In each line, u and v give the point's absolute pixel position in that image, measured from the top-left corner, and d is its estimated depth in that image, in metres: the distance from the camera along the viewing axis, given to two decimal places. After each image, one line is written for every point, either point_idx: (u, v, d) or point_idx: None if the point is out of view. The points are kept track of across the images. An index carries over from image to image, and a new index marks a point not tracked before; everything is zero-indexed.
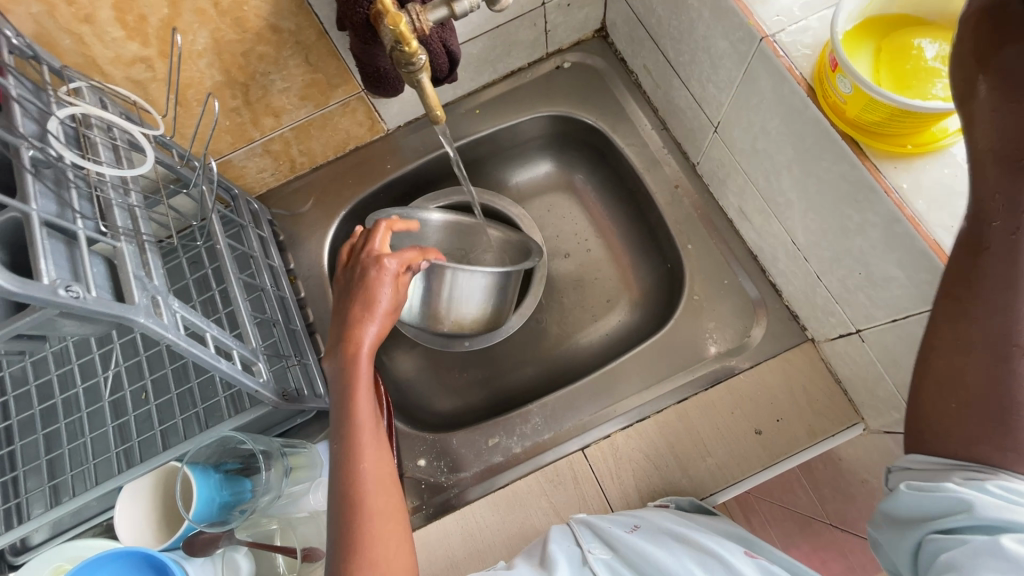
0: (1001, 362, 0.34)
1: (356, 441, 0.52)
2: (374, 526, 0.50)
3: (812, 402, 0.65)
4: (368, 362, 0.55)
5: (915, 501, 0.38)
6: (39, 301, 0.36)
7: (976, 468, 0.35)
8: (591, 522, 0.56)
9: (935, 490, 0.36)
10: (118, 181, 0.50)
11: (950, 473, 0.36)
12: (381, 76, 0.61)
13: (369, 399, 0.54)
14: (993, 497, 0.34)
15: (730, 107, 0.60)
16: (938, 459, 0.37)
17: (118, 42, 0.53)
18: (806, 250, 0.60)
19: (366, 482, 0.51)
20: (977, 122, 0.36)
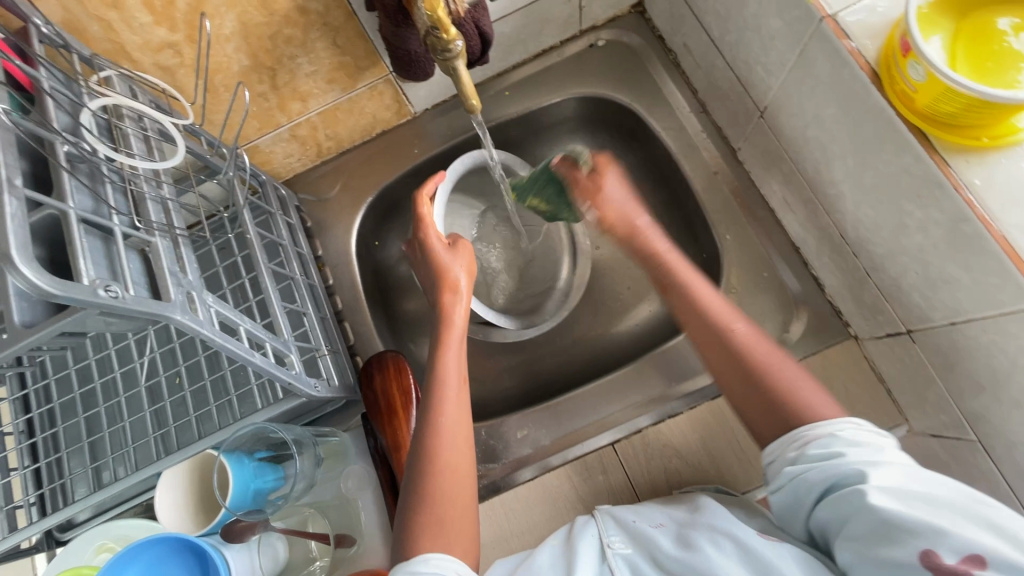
0: (729, 349, 0.53)
1: (440, 395, 0.55)
2: (444, 480, 0.51)
3: (854, 401, 0.63)
4: (457, 328, 0.59)
5: (790, 489, 0.46)
6: (80, 302, 0.36)
7: (799, 437, 0.47)
8: (613, 510, 0.56)
9: (798, 470, 0.45)
10: (150, 174, 0.49)
11: (780, 438, 0.48)
12: (411, 60, 0.59)
13: (457, 356, 0.58)
14: (819, 454, 0.45)
15: (781, 91, 0.56)
16: (781, 439, 0.48)
17: (147, 28, 0.52)
18: (855, 245, 0.56)
19: (443, 435, 0.53)
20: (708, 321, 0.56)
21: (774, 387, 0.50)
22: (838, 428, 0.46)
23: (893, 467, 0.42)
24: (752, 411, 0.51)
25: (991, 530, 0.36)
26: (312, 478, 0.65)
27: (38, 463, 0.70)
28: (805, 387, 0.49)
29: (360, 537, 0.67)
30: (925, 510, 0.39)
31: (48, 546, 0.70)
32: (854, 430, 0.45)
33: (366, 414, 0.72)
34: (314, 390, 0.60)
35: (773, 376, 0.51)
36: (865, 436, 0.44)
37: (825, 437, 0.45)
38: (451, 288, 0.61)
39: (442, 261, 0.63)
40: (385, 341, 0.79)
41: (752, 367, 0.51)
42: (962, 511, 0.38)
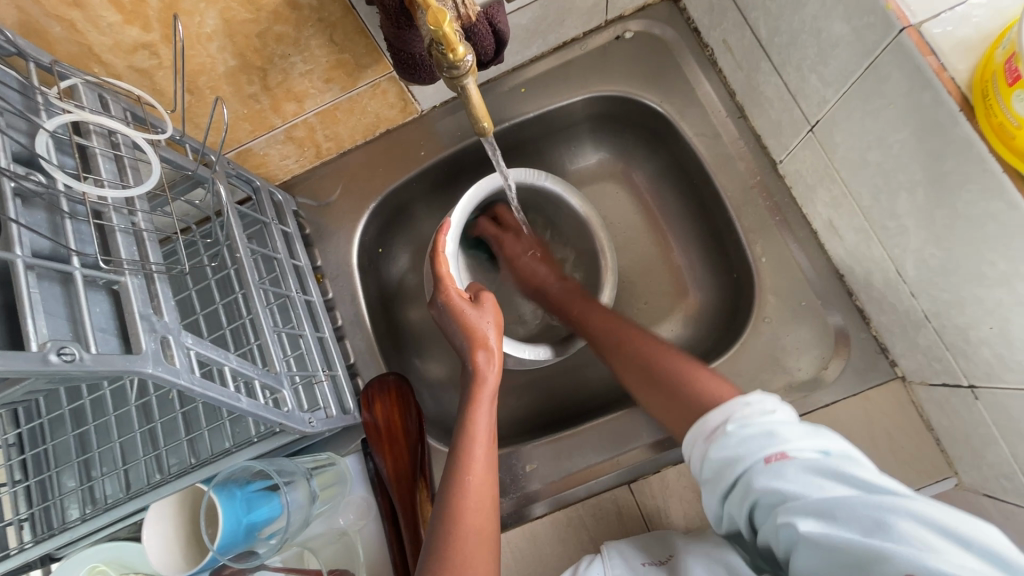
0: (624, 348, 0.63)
1: (468, 453, 0.53)
2: (469, 543, 0.48)
3: (897, 450, 0.57)
4: (491, 383, 0.57)
5: (728, 511, 0.49)
6: (26, 372, 0.31)
7: (709, 434, 0.50)
8: (618, 547, 0.55)
9: (725, 489, 0.48)
10: (122, 201, 0.44)
11: (690, 434, 0.52)
12: (416, 63, 0.52)
13: (488, 413, 0.56)
14: (739, 463, 0.47)
15: (840, 105, 0.49)
16: (691, 440, 0.52)
17: (115, 27, 0.46)
18: (913, 285, 0.50)
19: (470, 495, 0.51)
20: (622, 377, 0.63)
21: (682, 389, 0.56)
22: (729, 418, 0.50)
23: (792, 460, 0.44)
24: (668, 413, 0.57)
25: (910, 523, 0.38)
26: (306, 515, 0.62)
27: (29, 480, 0.67)
28: (701, 376, 0.56)
29: (356, 568, 0.63)
30: (846, 519, 0.40)
31: (42, 563, 0.68)
32: (747, 423, 0.48)
33: (365, 438, 0.68)
34: (308, 426, 0.56)
35: (678, 376, 0.57)
36: (760, 425, 0.48)
37: (727, 441, 0.48)
38: (480, 343, 0.58)
39: (466, 315, 0.59)
40: (388, 358, 0.75)
41: (653, 371, 0.59)
42: (872, 508, 0.39)
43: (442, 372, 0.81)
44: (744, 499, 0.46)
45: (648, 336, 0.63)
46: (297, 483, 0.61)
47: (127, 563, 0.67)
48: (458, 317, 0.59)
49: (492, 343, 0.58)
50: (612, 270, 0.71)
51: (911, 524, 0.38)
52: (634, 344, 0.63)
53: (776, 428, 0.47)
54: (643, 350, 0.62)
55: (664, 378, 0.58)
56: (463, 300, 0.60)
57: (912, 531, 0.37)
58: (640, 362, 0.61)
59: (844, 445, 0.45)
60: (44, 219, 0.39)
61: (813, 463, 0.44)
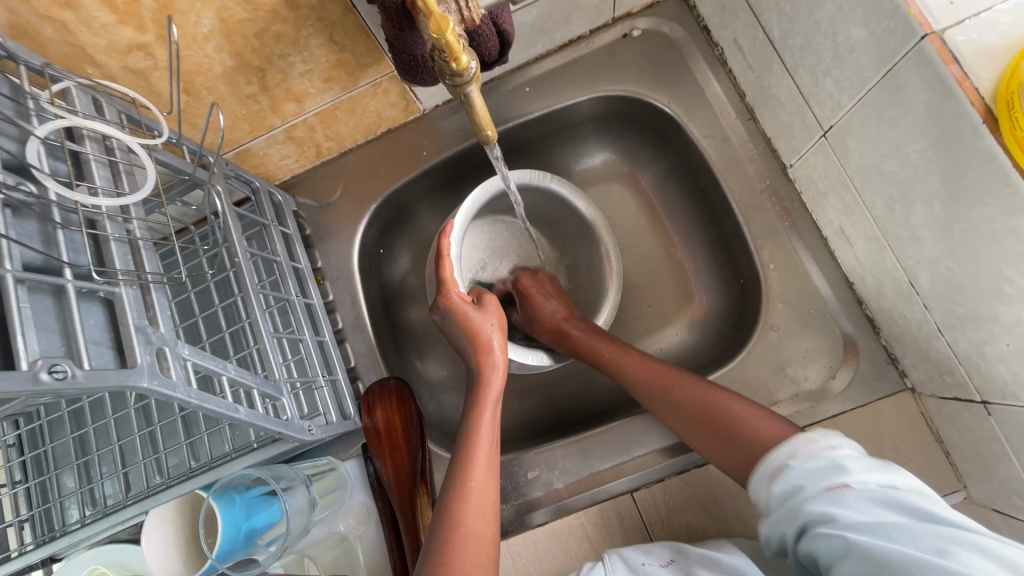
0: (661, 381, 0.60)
1: (470, 458, 0.52)
2: (468, 551, 0.47)
3: (905, 462, 0.56)
4: (495, 388, 0.56)
5: (779, 534, 0.48)
6: (18, 392, 0.30)
7: (771, 467, 0.49)
8: (620, 551, 0.55)
9: (779, 515, 0.47)
10: (117, 208, 0.43)
11: (755, 474, 0.51)
12: (418, 65, 0.51)
13: (492, 419, 0.55)
14: (799, 493, 0.46)
15: (856, 111, 0.47)
16: (753, 476, 0.51)
17: (109, 28, 0.44)
18: (927, 297, 0.49)
19: (471, 501, 0.50)
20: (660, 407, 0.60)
21: (741, 435, 0.53)
22: (791, 453, 0.49)
23: (855, 489, 0.44)
24: (728, 462, 0.54)
25: (973, 554, 0.38)
26: (306, 521, 0.61)
27: (28, 482, 0.67)
28: (753, 416, 0.53)
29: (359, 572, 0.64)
30: (907, 546, 0.39)
31: (43, 564, 0.68)
32: (810, 455, 0.47)
33: (366, 442, 0.68)
34: (308, 434, 0.55)
35: (734, 424, 0.54)
36: (824, 456, 0.47)
37: (788, 473, 0.48)
38: (483, 347, 0.57)
39: (469, 317, 0.58)
40: (389, 362, 0.74)
41: (708, 421, 0.55)
42: (938, 538, 0.39)
43: (443, 374, 0.80)
44: (796, 524, 0.46)
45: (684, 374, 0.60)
46: (296, 488, 0.60)
47: (127, 564, 0.66)
48: (462, 321, 0.58)
49: (494, 346, 0.57)
50: (617, 273, 0.70)
51: (977, 555, 0.37)
52: (678, 388, 0.58)
53: (838, 459, 0.46)
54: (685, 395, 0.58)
55: (718, 426, 0.54)
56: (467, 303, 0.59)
57: (977, 561, 0.37)
58: (690, 411, 0.57)
59: (911, 480, 0.44)
60: (36, 230, 0.38)
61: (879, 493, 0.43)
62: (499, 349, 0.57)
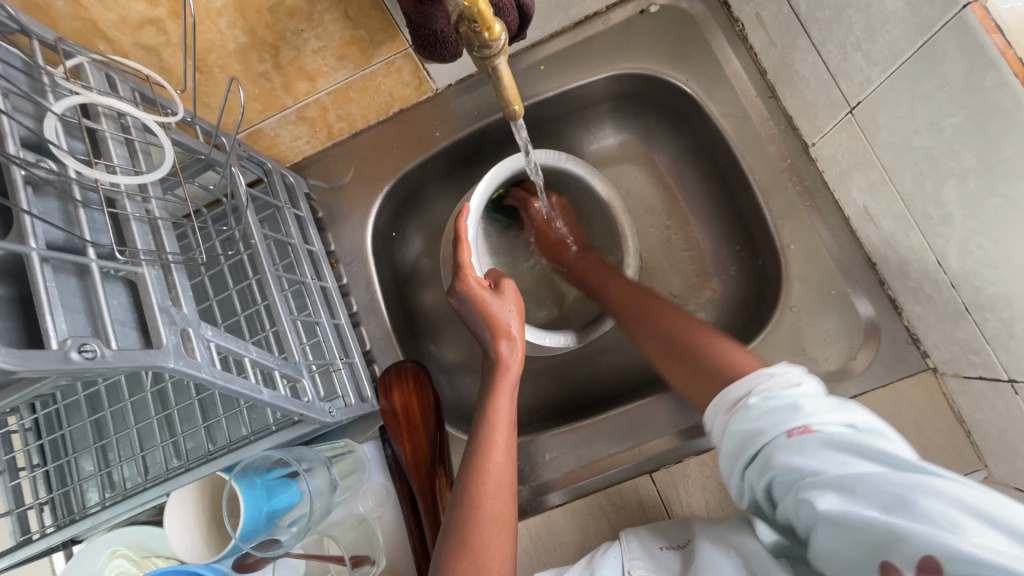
0: (659, 309, 0.62)
1: (488, 440, 0.51)
2: (487, 532, 0.48)
3: (926, 442, 0.56)
4: (512, 373, 0.55)
5: (747, 478, 0.48)
6: (48, 371, 0.30)
7: (737, 400, 0.48)
8: (637, 532, 0.55)
9: (745, 459, 0.47)
10: (135, 188, 0.42)
11: (713, 405, 0.51)
12: (438, 40, 0.49)
13: (510, 402, 0.54)
14: (761, 432, 0.45)
15: (886, 87, 0.46)
16: (713, 408, 0.50)
17: (121, 1, 0.43)
18: (954, 276, 0.48)
19: (488, 483, 0.50)
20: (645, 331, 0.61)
21: (701, 354, 0.55)
22: (752, 391, 0.48)
23: (815, 435, 0.43)
24: (685, 376, 0.56)
25: (932, 501, 0.37)
26: (328, 502, 0.61)
27: (47, 465, 0.67)
28: (718, 341, 0.55)
29: (378, 556, 0.64)
30: (866, 494, 0.39)
31: (64, 547, 0.68)
32: (769, 394, 0.46)
33: (383, 424, 0.68)
34: (328, 416, 0.55)
35: (699, 344, 0.56)
36: (784, 397, 0.46)
37: (749, 413, 0.47)
38: (499, 334, 0.56)
39: (484, 304, 0.57)
40: (403, 345, 0.74)
41: (674, 342, 0.58)
42: (896, 484, 0.39)
43: (457, 358, 0.80)
44: (762, 471, 0.46)
45: (667, 305, 0.62)
46: (316, 470, 0.60)
47: (149, 547, 0.67)
48: (478, 304, 0.58)
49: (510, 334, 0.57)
50: (633, 261, 0.69)
51: (938, 501, 0.37)
52: (663, 316, 0.60)
53: (798, 400, 0.45)
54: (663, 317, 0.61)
55: (682, 346, 0.57)
56: (480, 288, 0.58)
57: (937, 510, 0.37)
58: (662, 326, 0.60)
59: (865, 413, 0.44)
60: (56, 209, 0.37)
61: (838, 436, 0.42)
62: (513, 335, 0.57)
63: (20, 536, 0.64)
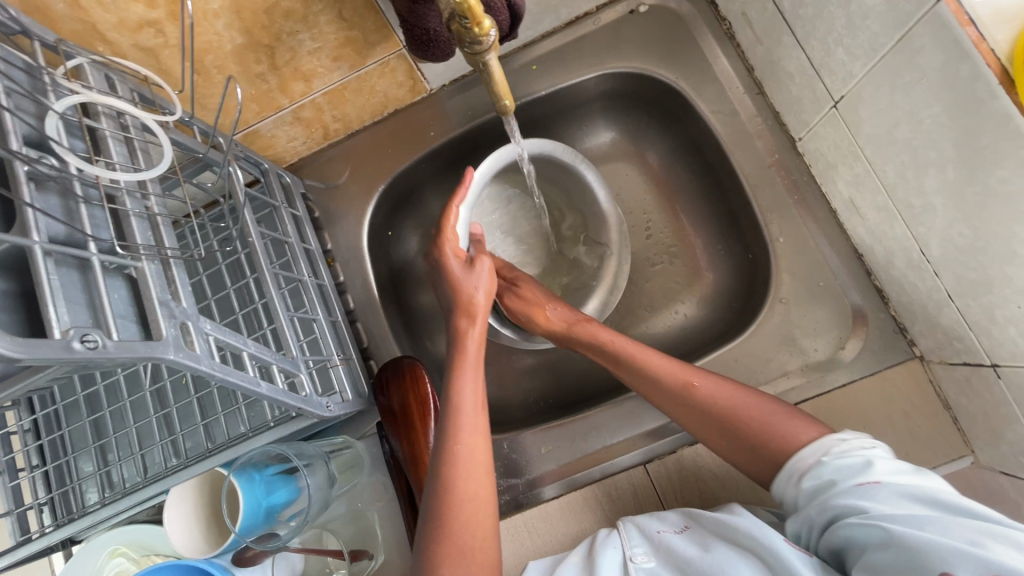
0: (695, 386, 0.56)
1: (455, 420, 0.52)
2: (462, 509, 0.48)
3: (914, 429, 0.57)
4: (472, 351, 0.58)
5: (806, 525, 0.48)
6: (52, 360, 0.31)
7: (810, 465, 0.48)
8: (636, 519, 0.56)
9: (810, 507, 0.47)
10: (134, 185, 0.43)
11: (781, 473, 0.50)
12: (431, 39, 0.51)
13: (475, 381, 0.55)
14: (831, 482, 0.46)
15: (867, 81, 0.47)
16: (782, 470, 0.50)
17: (120, 4, 0.44)
18: (937, 264, 0.49)
19: (458, 463, 0.50)
20: (688, 412, 0.56)
21: (767, 437, 0.51)
22: (823, 451, 0.48)
23: (884, 485, 0.44)
24: (748, 461, 0.53)
25: (997, 542, 0.39)
26: (327, 496, 0.62)
27: (46, 465, 0.67)
28: (765, 409, 0.53)
29: (377, 550, 0.65)
30: (931, 534, 0.41)
31: (63, 547, 0.68)
32: (841, 450, 0.47)
33: (380, 420, 0.68)
34: (326, 410, 0.56)
35: (751, 420, 0.52)
36: (856, 453, 0.47)
37: (819, 470, 0.48)
38: (468, 318, 0.60)
39: (457, 282, 0.62)
40: (400, 342, 0.75)
41: (722, 422, 0.54)
42: (962, 528, 0.40)
43: None
44: (825, 517, 0.46)
45: (704, 375, 0.57)
46: (315, 466, 0.61)
47: (149, 545, 0.67)
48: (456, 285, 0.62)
49: (480, 317, 0.61)
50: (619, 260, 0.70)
51: (1006, 545, 0.38)
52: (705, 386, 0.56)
53: (871, 458, 0.46)
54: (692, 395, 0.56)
55: (732, 424, 0.53)
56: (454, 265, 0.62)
57: (1003, 552, 0.38)
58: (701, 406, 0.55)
59: (941, 479, 0.45)
60: (58, 205, 0.38)
61: (909, 487, 0.44)
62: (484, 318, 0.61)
63: (19, 536, 0.64)
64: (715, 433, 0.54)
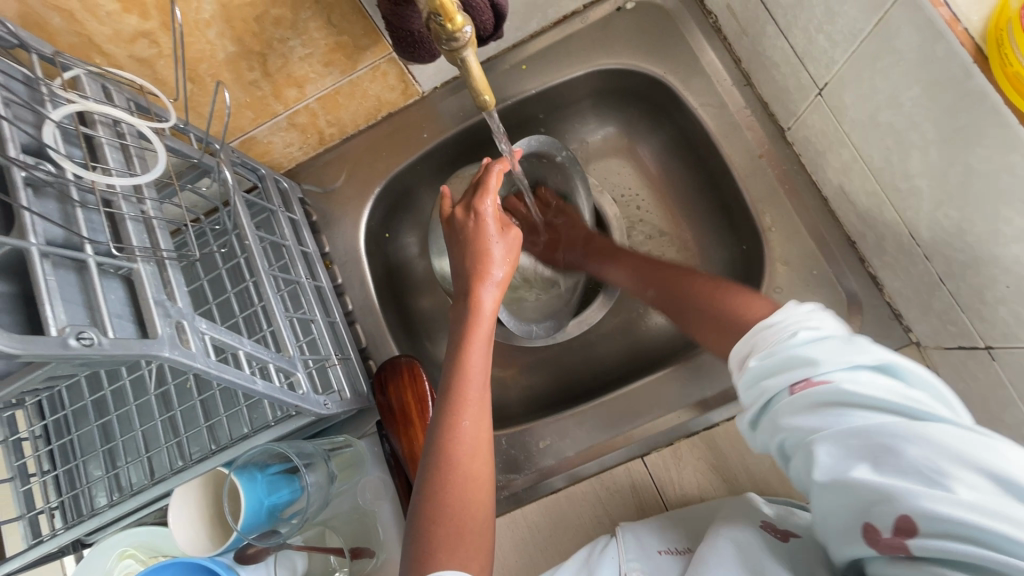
0: (676, 277, 0.60)
1: (462, 396, 0.52)
2: (465, 489, 0.49)
3: None
4: (488, 326, 0.57)
5: (763, 435, 0.46)
6: (48, 356, 0.32)
7: (745, 359, 0.47)
8: (631, 533, 0.56)
9: (760, 417, 0.45)
10: (130, 190, 0.44)
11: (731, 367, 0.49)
12: (415, 41, 0.52)
13: (483, 355, 0.55)
14: (764, 381, 0.44)
15: (848, 67, 0.48)
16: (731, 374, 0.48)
17: (114, 17, 0.46)
18: (927, 247, 0.49)
19: (463, 439, 0.51)
20: (667, 298, 0.59)
21: (725, 309, 0.52)
22: (761, 348, 0.45)
23: (822, 390, 0.40)
24: (712, 339, 0.52)
25: (933, 456, 0.35)
26: (326, 495, 0.63)
27: (56, 470, 0.68)
28: (733, 296, 0.53)
29: (378, 549, 0.66)
30: (861, 446, 0.38)
31: (74, 549, 0.69)
32: (775, 350, 0.44)
33: (379, 419, 0.69)
34: (323, 408, 0.56)
35: (709, 303, 0.54)
36: (789, 355, 0.43)
37: (755, 374, 0.45)
38: (487, 285, 0.58)
39: (481, 248, 0.59)
40: (398, 342, 0.76)
41: (694, 302, 0.55)
42: (887, 434, 0.37)
43: None
44: (773, 429, 0.44)
45: (680, 272, 0.60)
46: (314, 465, 0.62)
47: (155, 547, 0.68)
48: (477, 255, 0.59)
49: (496, 286, 0.58)
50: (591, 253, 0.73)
51: (925, 450, 0.35)
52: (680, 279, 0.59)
53: (809, 353, 0.42)
54: (673, 284, 0.59)
55: (703, 306, 0.54)
56: (478, 231, 0.60)
57: (923, 457, 0.35)
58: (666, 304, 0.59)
59: (878, 361, 0.40)
60: (56, 209, 0.39)
61: (840, 388, 0.40)
62: (500, 287, 0.59)
63: (31, 540, 0.66)
64: (692, 301, 0.56)
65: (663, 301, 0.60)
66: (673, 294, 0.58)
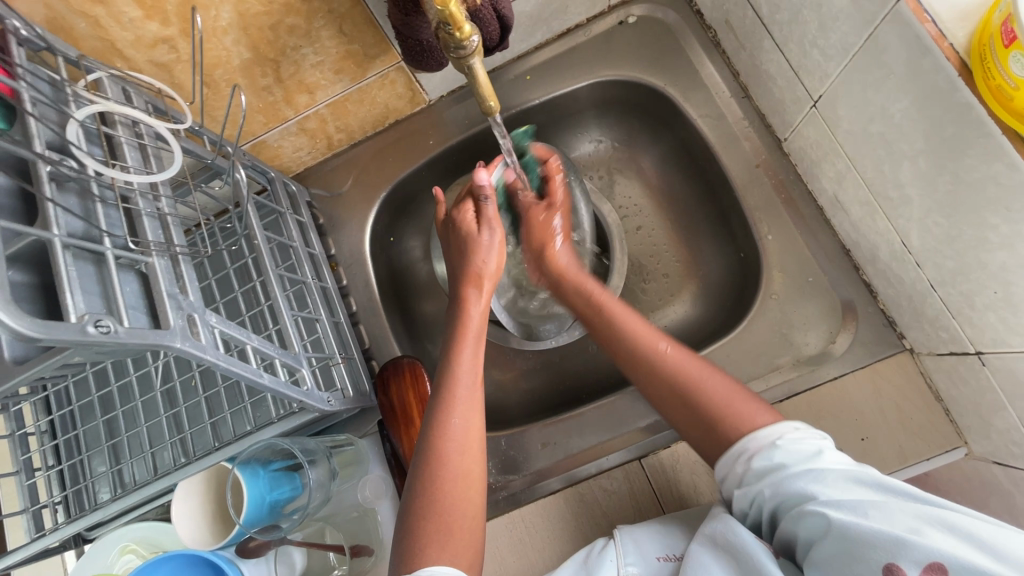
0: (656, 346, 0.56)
1: (451, 394, 0.53)
2: (455, 485, 0.50)
3: (906, 421, 0.58)
4: (478, 324, 0.59)
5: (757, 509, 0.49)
6: (67, 342, 0.33)
7: (756, 451, 0.49)
8: (632, 534, 0.56)
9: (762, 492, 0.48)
10: (147, 187, 0.46)
11: (729, 457, 0.50)
12: (424, 50, 0.54)
13: (473, 354, 0.57)
14: (778, 458, 0.48)
15: (841, 80, 0.49)
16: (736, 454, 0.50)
17: (137, 23, 0.48)
18: (918, 254, 0.50)
19: (454, 436, 0.52)
20: (647, 374, 0.56)
21: (720, 413, 0.52)
22: (778, 434, 0.49)
23: (834, 472, 0.46)
24: (704, 440, 0.53)
25: (940, 528, 0.40)
26: (327, 492, 0.64)
27: (61, 465, 0.69)
28: (729, 397, 0.52)
29: (377, 547, 0.66)
30: (878, 517, 0.42)
31: (76, 545, 0.69)
32: (795, 438, 0.48)
33: (381, 419, 0.70)
34: (327, 405, 0.57)
35: (704, 399, 0.53)
36: (809, 445, 0.48)
37: (772, 452, 0.48)
38: (478, 283, 0.61)
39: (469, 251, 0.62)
40: (400, 344, 0.77)
41: (679, 388, 0.54)
42: (905, 512, 0.42)
43: None
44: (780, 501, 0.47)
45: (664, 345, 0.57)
46: (316, 462, 0.63)
47: (157, 543, 0.69)
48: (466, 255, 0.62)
49: (487, 283, 0.61)
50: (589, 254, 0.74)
51: (940, 529, 0.40)
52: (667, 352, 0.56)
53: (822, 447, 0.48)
54: (658, 359, 0.56)
55: (693, 399, 0.53)
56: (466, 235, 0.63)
57: (940, 534, 0.40)
58: (663, 370, 0.55)
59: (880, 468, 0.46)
60: (76, 204, 0.41)
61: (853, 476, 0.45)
62: (489, 284, 0.62)
63: (33, 534, 0.66)
64: (678, 389, 0.54)
65: (640, 376, 0.57)
66: (654, 375, 0.56)
